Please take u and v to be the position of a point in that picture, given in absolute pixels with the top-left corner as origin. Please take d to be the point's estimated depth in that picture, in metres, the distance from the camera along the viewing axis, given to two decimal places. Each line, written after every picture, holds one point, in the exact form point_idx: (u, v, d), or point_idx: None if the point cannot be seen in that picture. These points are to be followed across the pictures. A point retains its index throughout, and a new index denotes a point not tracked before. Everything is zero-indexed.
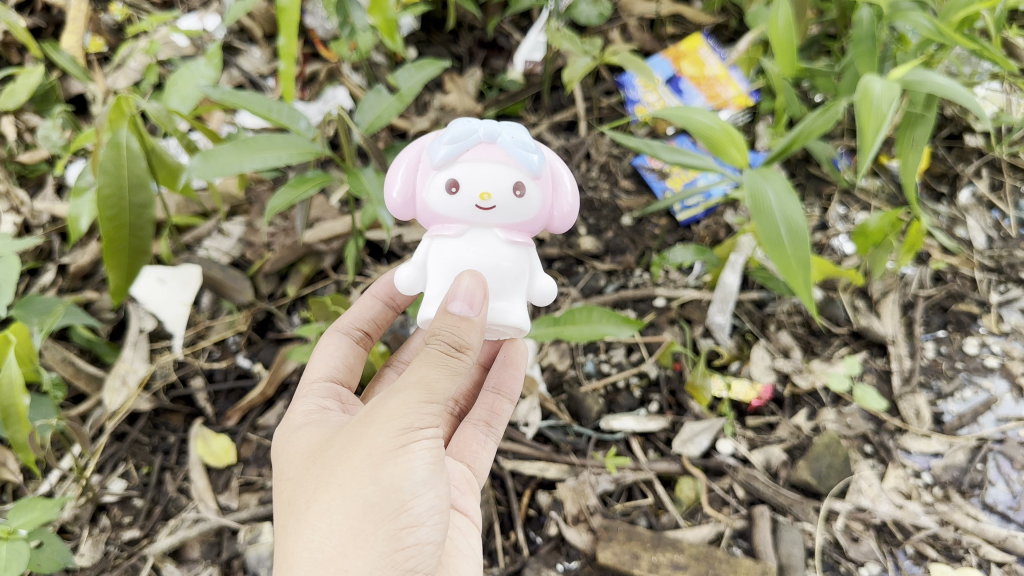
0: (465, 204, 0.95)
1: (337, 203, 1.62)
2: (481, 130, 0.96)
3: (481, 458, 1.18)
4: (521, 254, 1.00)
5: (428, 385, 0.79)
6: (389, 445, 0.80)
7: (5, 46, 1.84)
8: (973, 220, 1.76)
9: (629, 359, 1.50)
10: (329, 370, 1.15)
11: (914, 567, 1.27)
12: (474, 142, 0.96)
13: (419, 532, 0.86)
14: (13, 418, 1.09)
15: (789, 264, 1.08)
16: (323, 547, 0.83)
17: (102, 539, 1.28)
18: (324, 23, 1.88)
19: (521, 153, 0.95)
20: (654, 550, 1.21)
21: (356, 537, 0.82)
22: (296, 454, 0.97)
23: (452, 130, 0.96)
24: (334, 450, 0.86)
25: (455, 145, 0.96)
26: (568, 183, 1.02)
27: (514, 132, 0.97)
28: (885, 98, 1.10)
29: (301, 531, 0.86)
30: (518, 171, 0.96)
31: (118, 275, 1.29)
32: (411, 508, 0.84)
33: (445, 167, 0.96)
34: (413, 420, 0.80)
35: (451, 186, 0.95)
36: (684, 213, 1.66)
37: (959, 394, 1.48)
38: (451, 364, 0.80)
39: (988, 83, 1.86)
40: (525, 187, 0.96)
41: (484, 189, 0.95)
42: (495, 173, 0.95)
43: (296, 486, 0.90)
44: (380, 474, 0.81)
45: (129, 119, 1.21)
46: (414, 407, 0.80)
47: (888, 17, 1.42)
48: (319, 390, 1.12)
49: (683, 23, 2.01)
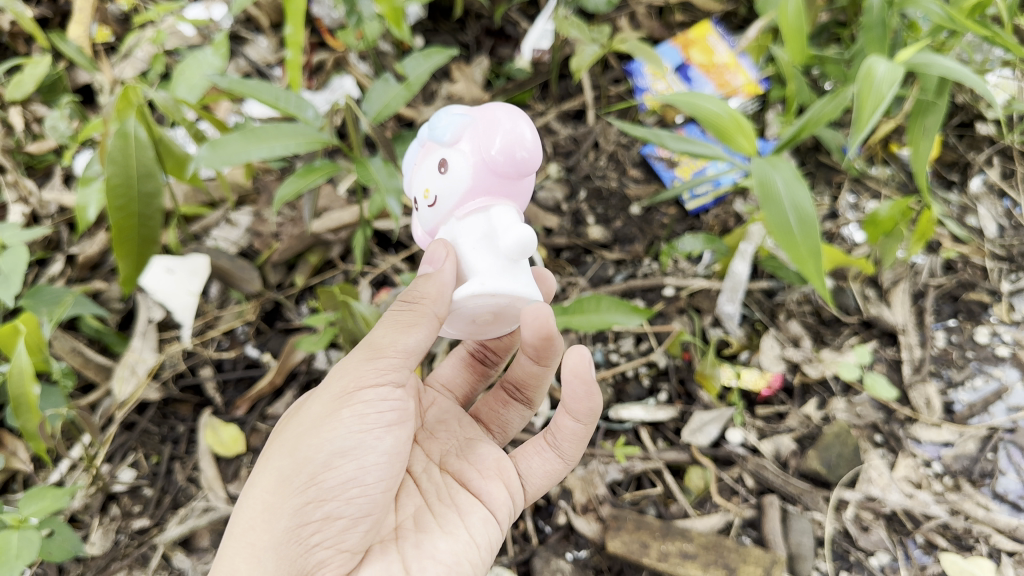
0: (422, 208, 0.94)
1: (345, 192, 1.60)
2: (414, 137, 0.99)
3: (530, 460, 1.08)
4: (475, 223, 0.89)
5: (372, 347, 0.89)
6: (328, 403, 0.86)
7: (12, 37, 1.84)
8: (984, 209, 1.75)
9: (638, 348, 1.49)
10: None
11: (923, 556, 1.27)
12: (418, 149, 0.97)
13: (328, 507, 0.85)
14: (23, 407, 1.10)
15: (801, 254, 1.07)
16: (251, 508, 0.87)
17: (112, 528, 1.28)
18: (331, 12, 1.88)
19: (435, 129, 0.90)
20: (663, 539, 1.21)
21: (268, 507, 0.86)
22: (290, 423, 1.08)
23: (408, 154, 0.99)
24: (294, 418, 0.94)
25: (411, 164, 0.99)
26: (503, 123, 0.85)
27: (434, 112, 0.93)
28: (888, 79, 1.09)
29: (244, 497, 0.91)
30: (439, 150, 0.91)
31: (128, 264, 1.29)
32: (321, 481, 0.84)
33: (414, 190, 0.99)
34: (347, 384, 0.88)
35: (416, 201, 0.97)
36: (693, 202, 1.65)
37: (970, 383, 1.47)
38: (405, 321, 0.87)
39: (999, 71, 1.85)
40: (446, 161, 0.89)
41: (425, 188, 0.93)
42: (426, 165, 0.92)
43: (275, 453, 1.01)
44: (309, 434, 0.86)
45: (136, 108, 1.21)
46: (353, 367, 0.89)
47: (899, 3, 1.39)
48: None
49: (692, 10, 1.98)
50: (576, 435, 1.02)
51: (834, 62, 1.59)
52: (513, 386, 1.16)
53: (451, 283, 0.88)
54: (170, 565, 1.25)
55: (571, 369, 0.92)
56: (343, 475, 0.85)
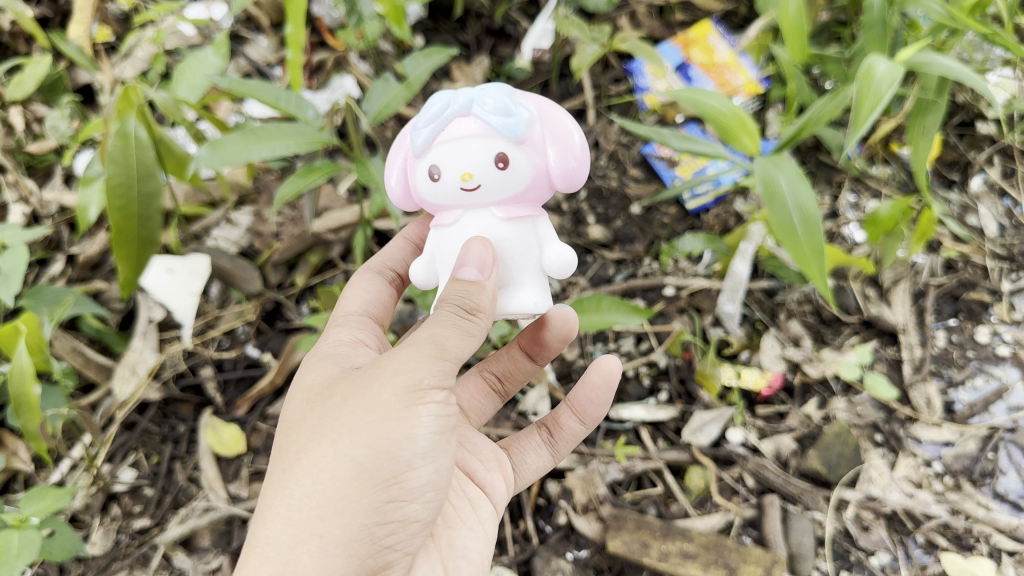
0: (450, 188, 0.92)
1: (345, 192, 1.60)
2: (439, 101, 0.92)
3: (525, 455, 1.15)
4: (524, 229, 0.96)
5: (439, 341, 0.79)
6: (391, 406, 0.78)
7: (12, 37, 1.84)
8: (984, 208, 1.74)
9: (638, 348, 1.49)
10: (363, 304, 1.09)
11: (924, 556, 1.27)
12: (450, 118, 0.91)
13: (407, 508, 0.83)
14: (24, 407, 1.10)
15: (804, 253, 1.07)
16: (300, 506, 0.79)
17: (113, 527, 1.29)
18: (332, 12, 1.88)
19: (497, 119, 0.90)
20: (663, 538, 1.21)
21: (338, 501, 0.78)
22: (295, 387, 0.94)
23: (427, 112, 0.92)
24: (332, 402, 0.83)
25: (431, 128, 0.92)
26: (565, 132, 0.94)
27: (487, 94, 0.91)
28: (888, 79, 1.09)
29: (280, 488, 0.82)
30: (499, 140, 0.90)
31: (128, 265, 1.29)
32: (404, 481, 0.80)
33: (425, 153, 0.93)
34: (421, 378, 0.78)
35: (433, 173, 0.92)
36: (694, 202, 1.64)
37: (971, 382, 1.47)
38: (465, 326, 0.81)
39: (1000, 70, 1.85)
40: (509, 158, 0.91)
41: (466, 169, 0.91)
42: (475, 149, 0.90)
43: (292, 429, 0.87)
44: (386, 430, 0.78)
45: (137, 108, 1.21)
46: (424, 362, 0.78)
47: (900, 2, 1.39)
48: (354, 322, 1.06)
49: (692, 9, 1.98)
50: (575, 436, 1.16)
51: (834, 61, 1.58)
52: (496, 377, 1.21)
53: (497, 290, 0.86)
54: (171, 565, 1.25)
55: (602, 377, 1.11)
56: (423, 477, 0.82)
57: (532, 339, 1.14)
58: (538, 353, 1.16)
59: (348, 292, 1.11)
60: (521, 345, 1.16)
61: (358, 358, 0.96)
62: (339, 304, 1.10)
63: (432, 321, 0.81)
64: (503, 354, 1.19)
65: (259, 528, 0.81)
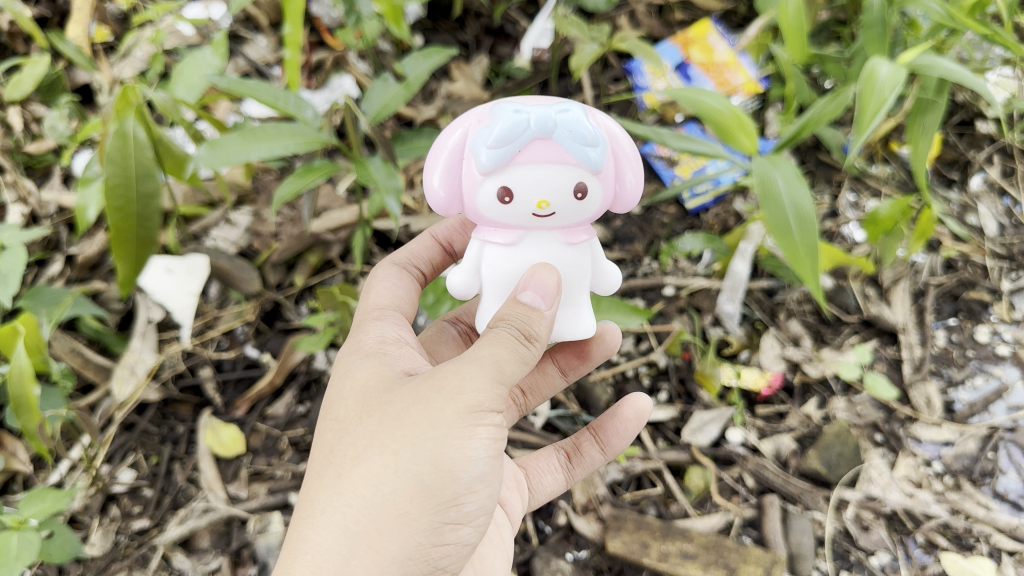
0: (522, 212, 0.90)
1: (344, 192, 1.60)
2: (516, 117, 0.86)
3: (542, 478, 1.17)
4: (583, 252, 0.97)
5: (500, 364, 0.78)
6: (453, 424, 0.77)
7: (11, 37, 1.84)
8: (984, 207, 1.74)
9: (638, 348, 1.49)
10: (396, 299, 1.03)
11: (924, 556, 1.26)
12: (527, 140, 0.86)
13: (460, 530, 0.83)
14: (23, 408, 1.10)
15: (798, 253, 1.06)
16: (357, 517, 0.78)
17: (113, 528, 1.28)
18: (330, 11, 1.88)
19: (580, 149, 0.87)
20: (663, 539, 1.21)
21: (397, 517, 0.78)
22: (337, 383, 0.90)
23: (500, 129, 0.85)
24: (388, 409, 0.81)
25: (504, 148, 0.86)
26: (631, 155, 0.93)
27: (569, 117, 0.87)
28: (890, 82, 1.08)
29: (335, 494, 0.80)
30: (578, 170, 0.88)
31: (127, 265, 1.29)
32: (461, 504, 0.81)
33: (494, 173, 0.88)
34: (483, 400, 0.78)
35: (504, 195, 0.89)
36: (693, 201, 1.64)
37: (970, 382, 1.47)
38: (523, 350, 0.81)
39: (999, 70, 1.84)
40: (587, 188, 0.90)
41: (543, 197, 0.89)
42: (554, 177, 0.88)
43: (341, 432, 0.84)
44: (448, 450, 0.77)
45: (135, 108, 1.20)
46: (486, 384, 0.78)
47: (900, 2, 1.39)
48: (392, 318, 1.00)
49: (692, 8, 1.98)
50: (593, 465, 1.18)
51: (835, 61, 1.58)
52: (521, 390, 1.20)
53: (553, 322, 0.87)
54: (171, 566, 1.25)
55: (635, 414, 1.16)
56: (478, 501, 0.82)
57: (573, 355, 1.19)
58: (574, 369, 1.21)
59: (377, 284, 1.05)
60: (558, 361, 1.20)
61: (402, 358, 0.92)
62: (368, 295, 1.04)
63: (493, 340, 0.80)
64: (535, 366, 1.20)
65: (310, 534, 0.79)
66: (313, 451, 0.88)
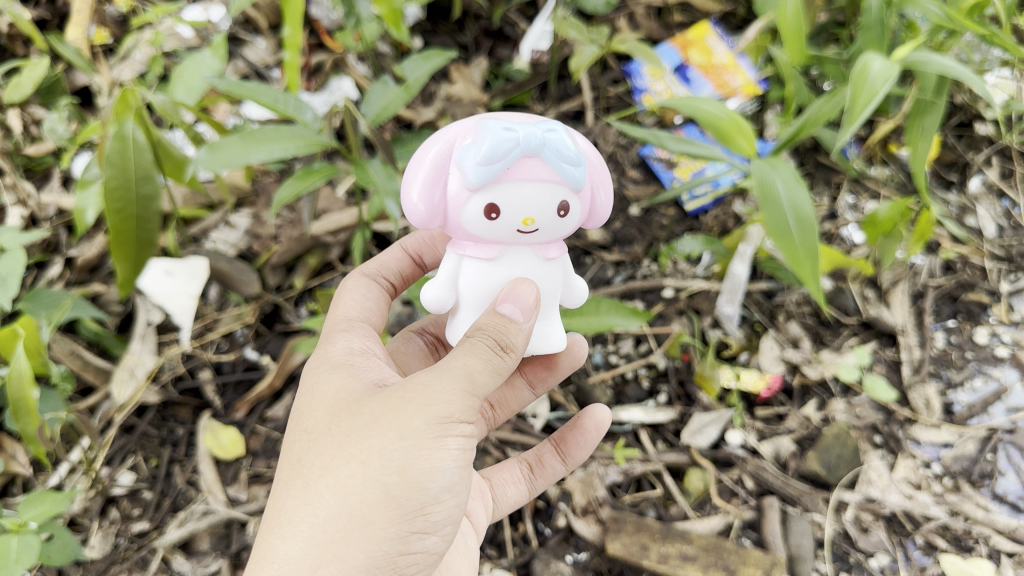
0: (507, 229, 0.89)
1: (344, 194, 1.60)
2: (506, 136, 0.85)
3: (505, 488, 1.16)
4: (557, 267, 0.98)
5: (470, 375, 0.79)
6: (422, 435, 0.77)
7: (10, 39, 1.84)
8: (983, 209, 1.75)
9: (637, 350, 1.49)
10: (364, 311, 1.04)
11: (924, 558, 1.27)
12: (515, 159, 0.86)
13: (427, 540, 0.84)
14: (23, 410, 1.10)
15: (798, 255, 1.07)
16: (324, 527, 0.78)
17: (112, 531, 1.28)
18: (330, 13, 1.88)
19: (566, 167, 0.87)
20: (662, 541, 1.21)
21: (364, 527, 0.78)
22: (306, 392, 0.90)
23: (489, 146, 0.84)
24: (358, 419, 0.81)
25: (493, 165, 0.85)
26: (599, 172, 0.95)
27: (556, 136, 0.87)
28: (882, 77, 1.10)
29: (303, 503, 0.80)
30: (563, 188, 0.89)
31: (126, 266, 1.29)
32: (429, 514, 0.81)
33: (480, 190, 0.87)
34: (453, 411, 0.78)
35: (491, 212, 0.88)
36: (692, 204, 1.65)
37: (969, 383, 1.47)
38: (498, 361, 0.82)
39: (998, 71, 1.85)
40: (570, 206, 0.90)
41: (528, 214, 0.89)
42: (540, 195, 0.88)
43: (310, 442, 0.84)
44: (415, 461, 0.77)
45: (135, 111, 1.20)
46: (457, 396, 0.78)
47: (898, 4, 1.39)
48: (359, 329, 1.00)
49: (691, 11, 1.99)
50: (555, 475, 1.18)
51: (834, 62, 1.58)
52: (490, 404, 1.19)
53: (531, 333, 0.88)
54: (171, 568, 1.25)
55: (594, 424, 1.16)
56: (446, 510, 0.83)
57: (541, 365, 1.19)
58: (542, 380, 1.21)
59: (344, 296, 1.05)
60: (527, 374, 1.20)
61: (371, 367, 0.92)
62: (336, 306, 1.04)
63: (467, 350, 0.80)
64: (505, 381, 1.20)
65: (277, 543, 0.79)
66: (280, 461, 0.88)
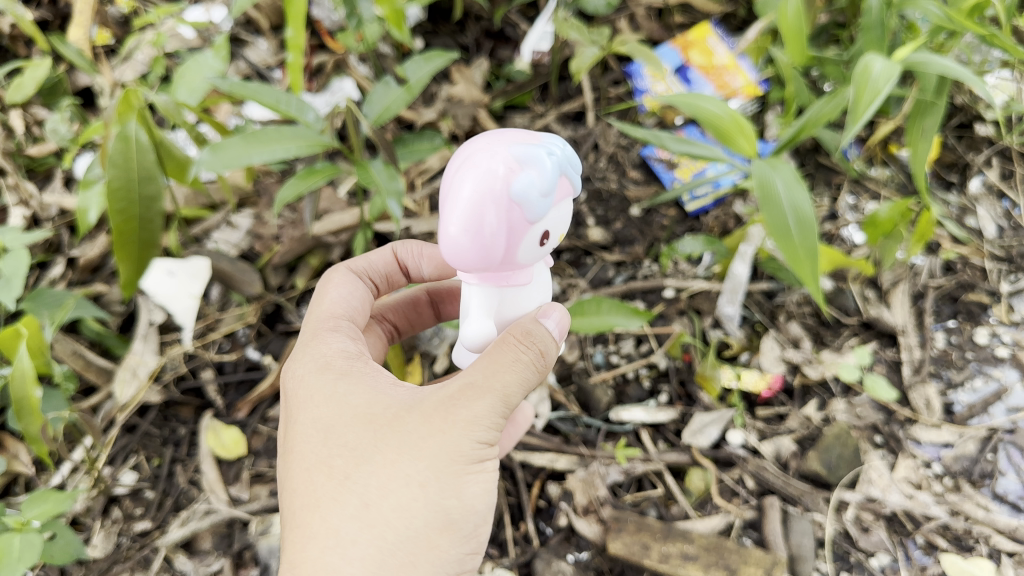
0: (549, 249, 0.90)
1: (345, 195, 1.61)
2: (551, 161, 0.83)
3: None
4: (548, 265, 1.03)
5: (509, 393, 0.80)
6: (473, 454, 0.78)
7: (12, 39, 1.85)
8: (983, 210, 1.75)
9: (638, 350, 1.49)
10: (349, 309, 1.02)
11: (924, 557, 1.27)
12: (557, 182, 0.85)
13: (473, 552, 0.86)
14: (26, 409, 1.10)
15: (798, 255, 1.07)
16: (389, 555, 0.77)
17: (114, 530, 1.29)
18: (331, 14, 1.88)
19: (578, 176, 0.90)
20: (664, 540, 1.21)
21: (427, 549, 0.78)
22: (334, 404, 0.86)
23: (545, 178, 0.82)
24: (404, 434, 0.80)
25: (550, 195, 0.83)
26: None
27: (567, 148, 0.89)
28: (883, 77, 1.10)
29: (357, 534, 0.77)
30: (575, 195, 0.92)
31: (129, 267, 1.29)
32: (479, 529, 0.83)
33: (538, 221, 0.84)
34: (496, 429, 0.80)
35: (544, 238, 0.87)
36: (693, 204, 1.65)
37: (970, 383, 1.48)
38: (534, 374, 0.82)
39: (998, 72, 1.85)
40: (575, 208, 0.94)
41: (562, 228, 0.90)
42: (568, 207, 0.90)
43: (347, 467, 0.81)
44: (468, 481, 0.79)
45: (137, 111, 1.21)
46: (498, 413, 0.79)
47: (897, 5, 1.39)
48: (347, 329, 0.98)
49: (691, 12, 1.99)
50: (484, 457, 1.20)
51: (834, 63, 1.58)
52: None
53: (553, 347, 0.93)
54: (173, 567, 1.25)
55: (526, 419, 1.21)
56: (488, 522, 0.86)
57: None
58: None
59: (329, 292, 1.03)
60: None
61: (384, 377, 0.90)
62: (321, 305, 1.01)
63: (507, 366, 0.79)
64: None
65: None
66: (308, 478, 0.83)
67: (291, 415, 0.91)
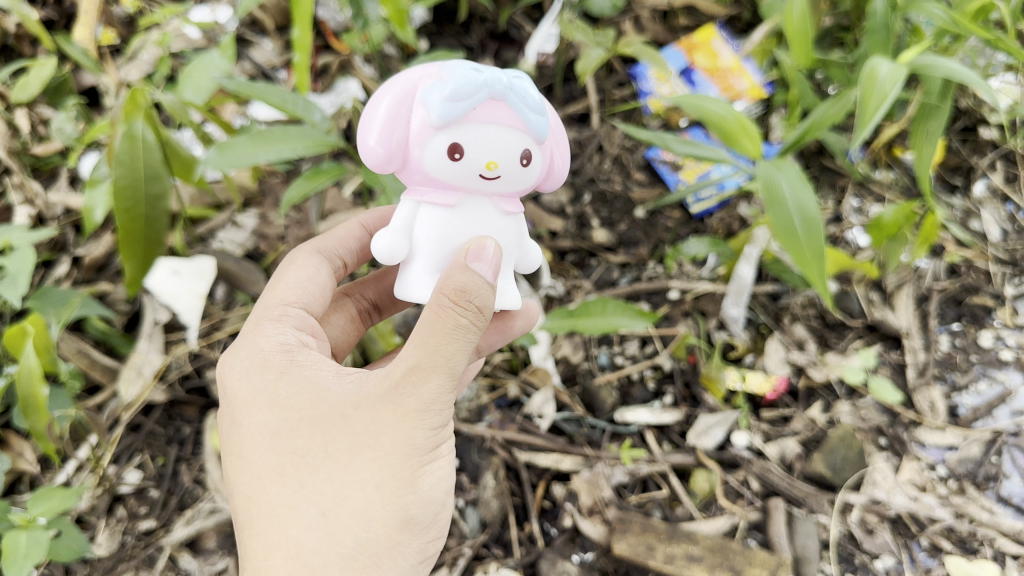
0: (468, 171, 0.88)
1: (349, 195, 1.63)
2: (477, 75, 0.85)
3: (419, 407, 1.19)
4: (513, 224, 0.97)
5: (460, 375, 0.80)
6: (427, 444, 0.80)
7: (17, 39, 1.85)
8: (987, 213, 1.75)
9: (643, 351, 1.50)
10: (301, 291, 1.01)
11: (928, 560, 1.26)
12: (483, 100, 0.86)
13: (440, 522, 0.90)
14: (32, 407, 1.10)
15: (804, 255, 1.08)
16: (354, 554, 0.79)
17: (119, 529, 1.28)
18: (336, 15, 1.89)
19: (531, 116, 0.88)
20: (669, 541, 1.21)
21: (390, 545, 0.81)
22: (277, 409, 0.85)
23: (457, 84, 0.85)
24: (354, 437, 0.80)
25: (459, 104, 0.85)
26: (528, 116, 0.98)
27: (521, 83, 0.88)
28: (889, 80, 1.10)
29: (325, 534, 0.79)
30: (527, 138, 0.89)
31: (134, 265, 1.30)
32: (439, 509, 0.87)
33: (446, 128, 0.86)
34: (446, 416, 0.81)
35: (453, 151, 0.87)
36: (697, 206, 1.65)
37: (974, 386, 1.48)
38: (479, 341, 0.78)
39: (1002, 76, 1.85)
40: (532, 155, 0.90)
41: (491, 159, 0.88)
42: (505, 140, 0.87)
43: (301, 477, 0.81)
44: (420, 472, 0.82)
45: (144, 110, 1.20)
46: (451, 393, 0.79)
47: (902, 8, 1.40)
48: (293, 317, 0.97)
49: (695, 14, 2.00)
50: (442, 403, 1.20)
51: (839, 66, 1.58)
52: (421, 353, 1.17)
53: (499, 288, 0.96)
54: (177, 566, 1.25)
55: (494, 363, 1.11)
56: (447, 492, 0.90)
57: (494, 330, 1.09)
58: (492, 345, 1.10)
59: (285, 274, 1.03)
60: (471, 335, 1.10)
61: (318, 366, 0.89)
62: (276, 291, 1.01)
63: (460, 350, 0.77)
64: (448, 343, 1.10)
65: None
66: (260, 481, 0.84)
67: (235, 416, 0.89)
